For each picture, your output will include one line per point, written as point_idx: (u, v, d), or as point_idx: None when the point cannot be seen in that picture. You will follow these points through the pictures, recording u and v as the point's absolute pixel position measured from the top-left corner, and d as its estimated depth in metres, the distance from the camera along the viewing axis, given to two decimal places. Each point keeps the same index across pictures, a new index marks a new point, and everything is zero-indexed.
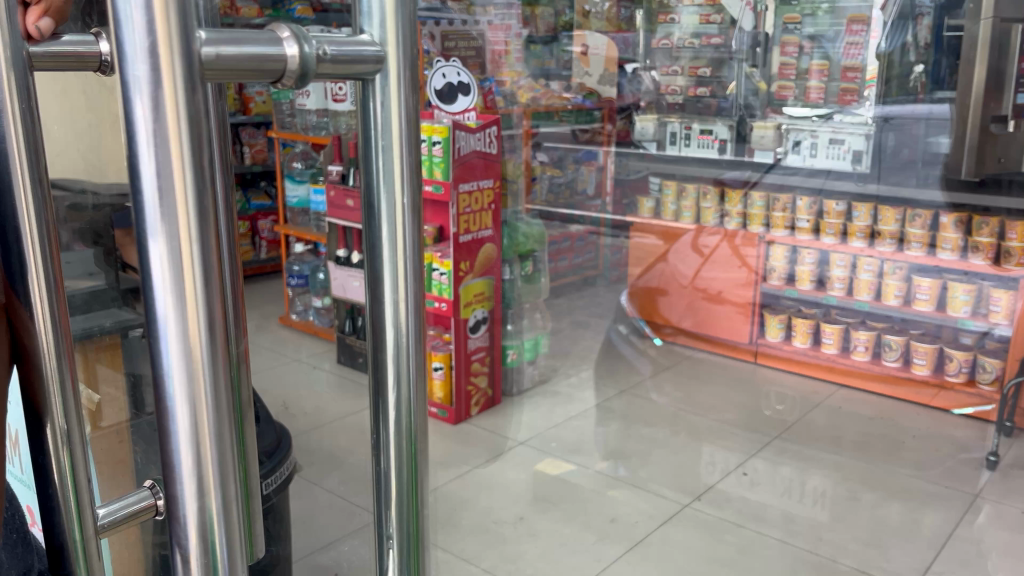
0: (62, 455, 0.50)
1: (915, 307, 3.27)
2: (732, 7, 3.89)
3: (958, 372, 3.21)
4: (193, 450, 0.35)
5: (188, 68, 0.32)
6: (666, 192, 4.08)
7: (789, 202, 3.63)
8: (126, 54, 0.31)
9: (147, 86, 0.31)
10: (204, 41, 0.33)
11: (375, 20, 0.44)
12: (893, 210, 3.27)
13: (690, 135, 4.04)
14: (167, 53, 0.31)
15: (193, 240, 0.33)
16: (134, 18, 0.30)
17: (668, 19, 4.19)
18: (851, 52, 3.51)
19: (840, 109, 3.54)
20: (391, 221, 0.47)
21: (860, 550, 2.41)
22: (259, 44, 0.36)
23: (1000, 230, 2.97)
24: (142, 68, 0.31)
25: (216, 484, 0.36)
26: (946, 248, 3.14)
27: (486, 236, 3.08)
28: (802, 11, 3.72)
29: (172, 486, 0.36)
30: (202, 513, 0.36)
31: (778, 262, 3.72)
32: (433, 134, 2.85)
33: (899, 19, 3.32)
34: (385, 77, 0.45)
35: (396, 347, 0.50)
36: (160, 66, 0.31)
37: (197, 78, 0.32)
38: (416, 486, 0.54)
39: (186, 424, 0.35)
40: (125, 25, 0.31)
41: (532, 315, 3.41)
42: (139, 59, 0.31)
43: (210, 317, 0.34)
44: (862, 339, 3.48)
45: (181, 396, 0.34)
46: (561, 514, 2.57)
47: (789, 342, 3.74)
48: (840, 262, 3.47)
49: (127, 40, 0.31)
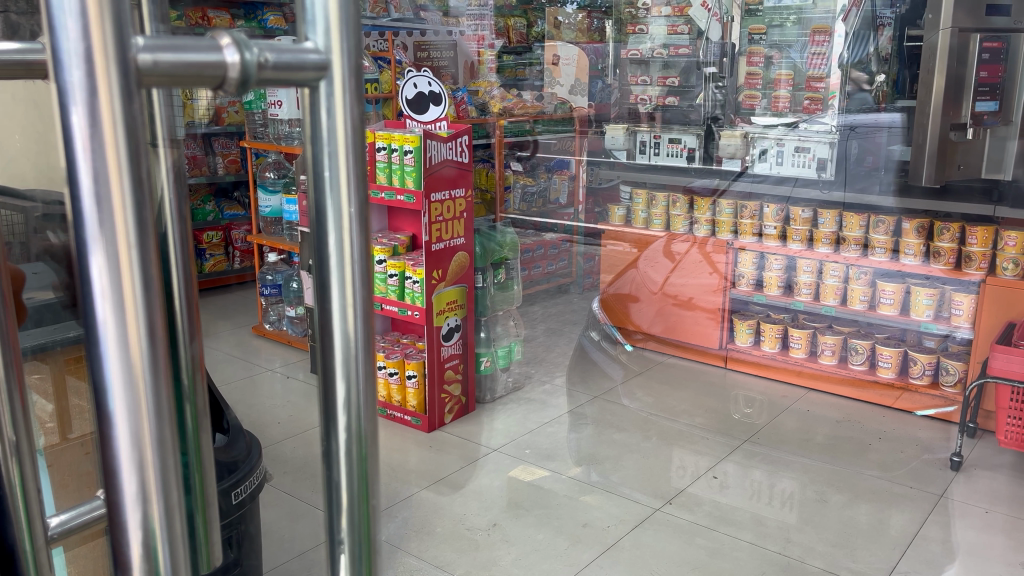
0: (12, 467, 0.56)
1: (880, 312, 3.34)
2: (699, 19, 3.90)
3: (922, 375, 3.26)
4: (134, 459, 0.37)
5: (123, 74, 0.34)
6: (636, 201, 4.10)
7: (756, 210, 3.68)
8: (61, 60, 0.33)
9: (82, 94, 0.33)
10: (142, 48, 0.35)
11: (319, 28, 0.44)
12: (857, 216, 3.32)
13: (659, 144, 4.05)
14: (102, 62, 0.33)
15: (131, 246, 0.34)
16: (69, 26, 0.32)
17: (638, 29, 4.12)
18: (815, 62, 3.54)
19: (806, 118, 3.58)
20: (338, 229, 0.46)
21: (827, 551, 2.45)
22: (200, 51, 0.38)
23: (960, 235, 3.05)
24: (77, 74, 0.33)
25: (158, 491, 0.38)
26: (909, 253, 3.21)
27: (458, 245, 3.10)
28: (769, 23, 3.70)
29: (114, 498, 0.38)
30: (145, 521, 0.38)
31: (746, 269, 3.76)
32: (405, 143, 2.88)
33: (862, 32, 3.36)
34: (329, 83, 0.44)
35: (343, 356, 0.48)
36: (96, 73, 0.33)
37: (133, 85, 0.34)
38: (368, 510, 0.52)
39: (126, 430, 0.36)
40: (59, 35, 0.33)
41: (505, 322, 3.42)
42: (74, 64, 0.33)
43: (151, 323, 0.36)
44: (828, 343, 3.54)
45: (121, 406, 0.36)
46: (534, 519, 2.59)
47: (758, 347, 3.78)
48: (807, 269, 3.52)
49: (62, 49, 0.33)
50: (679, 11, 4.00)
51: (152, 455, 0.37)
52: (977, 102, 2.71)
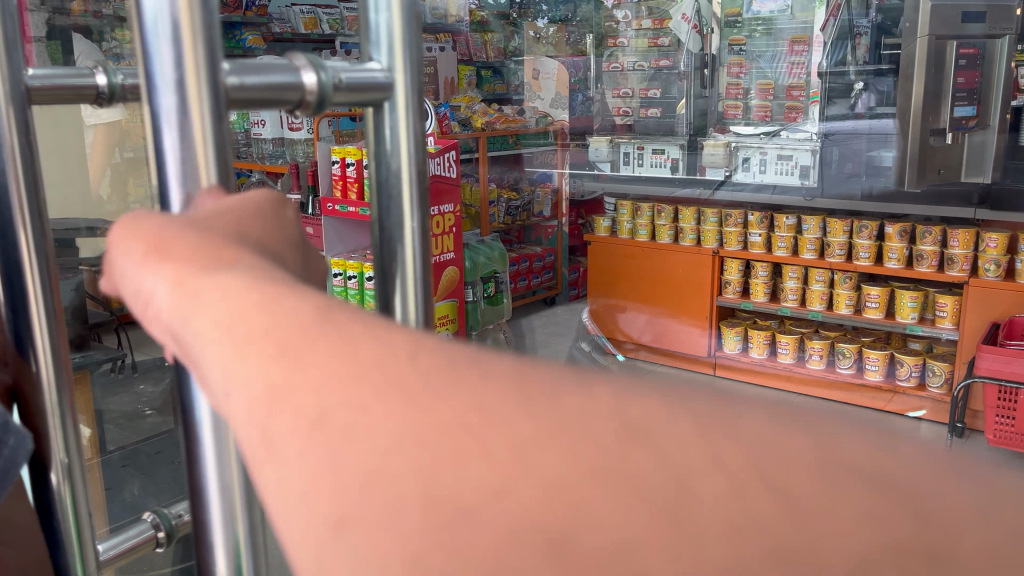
0: (64, 486, 0.56)
1: (865, 315, 3.31)
2: (679, 30, 3.95)
3: (909, 376, 3.26)
4: (220, 470, 0.40)
5: (214, 97, 0.37)
6: (621, 212, 4.01)
7: (740, 217, 3.61)
8: (157, 86, 0.37)
9: (175, 116, 0.37)
10: (227, 72, 0.38)
11: (383, 48, 0.45)
12: (840, 222, 3.30)
13: (643, 154, 4.03)
14: (194, 85, 0.37)
15: None
16: (164, 56, 0.36)
17: (617, 42, 4.26)
18: (794, 71, 3.67)
19: (785, 126, 3.68)
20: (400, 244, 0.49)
21: None
22: (280, 74, 0.40)
23: (943, 238, 3.07)
24: (171, 99, 0.37)
25: (242, 505, 0.40)
26: (893, 257, 3.20)
27: (448, 259, 3.06)
28: (745, 33, 3.84)
29: (201, 507, 0.41)
30: (229, 532, 0.41)
31: (732, 276, 3.68)
32: None
33: (839, 40, 3.45)
34: (392, 102, 0.46)
35: None
36: (187, 97, 0.37)
37: (222, 109, 0.38)
38: None
39: (211, 443, 0.40)
40: (155, 60, 0.37)
41: (495, 336, 3.43)
42: (168, 90, 0.37)
43: None
44: (816, 348, 3.48)
45: (207, 422, 0.39)
46: None
47: (747, 354, 3.70)
48: (792, 275, 3.49)
49: (158, 75, 0.37)
50: (659, 24, 4.07)
51: (238, 471, 0.40)
52: (955, 107, 2.79)
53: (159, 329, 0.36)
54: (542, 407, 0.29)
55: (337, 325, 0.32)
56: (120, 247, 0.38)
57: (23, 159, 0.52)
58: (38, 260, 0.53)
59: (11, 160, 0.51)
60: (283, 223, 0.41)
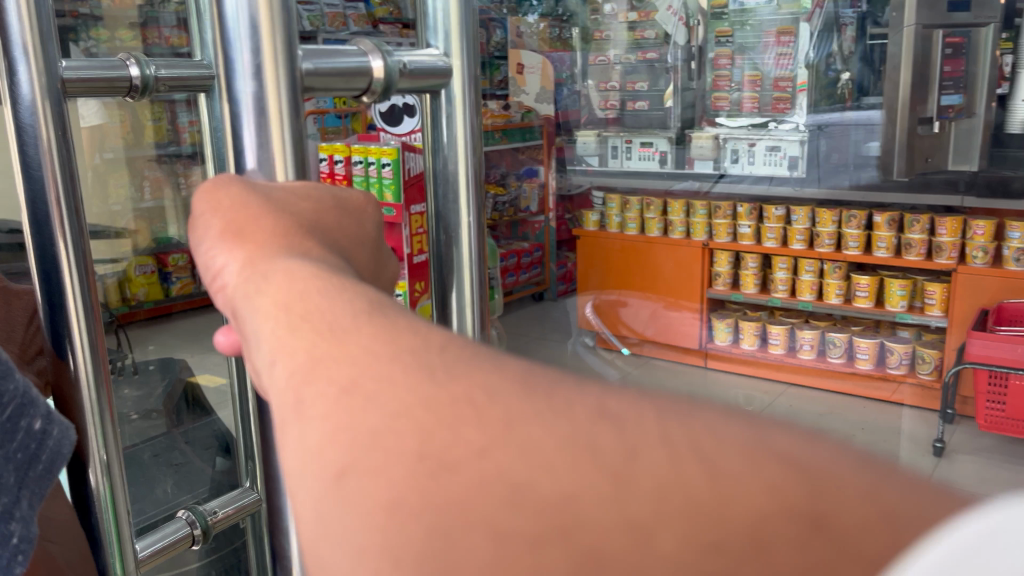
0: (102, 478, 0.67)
1: (856, 305, 3.41)
2: (666, 22, 3.99)
3: (899, 364, 3.24)
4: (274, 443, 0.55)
5: (290, 77, 0.55)
6: (610, 206, 4.15)
7: (730, 209, 3.75)
8: (236, 73, 0.55)
9: (254, 97, 0.55)
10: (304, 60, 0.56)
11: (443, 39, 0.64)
12: (830, 212, 3.41)
13: (631, 148, 4.08)
14: (270, 73, 0.54)
15: None
16: (245, 55, 0.54)
17: (602, 36, 4.24)
18: (783, 62, 3.54)
19: (773, 117, 3.51)
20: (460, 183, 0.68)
21: None
22: (346, 59, 0.58)
23: (930, 226, 3.18)
24: (250, 85, 0.55)
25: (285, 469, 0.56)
26: (882, 246, 3.32)
27: None
28: (733, 25, 3.80)
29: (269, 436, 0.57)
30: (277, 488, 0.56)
31: (722, 268, 3.81)
32: (381, 156, 2.81)
33: (827, 29, 3.22)
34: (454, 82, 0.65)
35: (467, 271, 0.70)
36: (262, 80, 0.54)
37: (297, 86, 0.56)
38: None
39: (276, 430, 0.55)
40: (237, 54, 0.54)
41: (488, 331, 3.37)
42: (247, 77, 0.54)
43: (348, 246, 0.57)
44: (807, 338, 3.51)
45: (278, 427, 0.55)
46: None
47: (737, 345, 3.72)
48: (782, 265, 3.60)
49: (239, 69, 0.55)
50: (645, 16, 4.08)
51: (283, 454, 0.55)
52: (941, 98, 2.63)
53: (223, 293, 0.49)
54: (566, 419, 0.34)
55: (409, 390, 0.37)
56: (205, 215, 0.52)
57: (59, 175, 0.60)
58: (76, 257, 0.62)
59: (49, 174, 0.59)
60: (365, 225, 0.58)
